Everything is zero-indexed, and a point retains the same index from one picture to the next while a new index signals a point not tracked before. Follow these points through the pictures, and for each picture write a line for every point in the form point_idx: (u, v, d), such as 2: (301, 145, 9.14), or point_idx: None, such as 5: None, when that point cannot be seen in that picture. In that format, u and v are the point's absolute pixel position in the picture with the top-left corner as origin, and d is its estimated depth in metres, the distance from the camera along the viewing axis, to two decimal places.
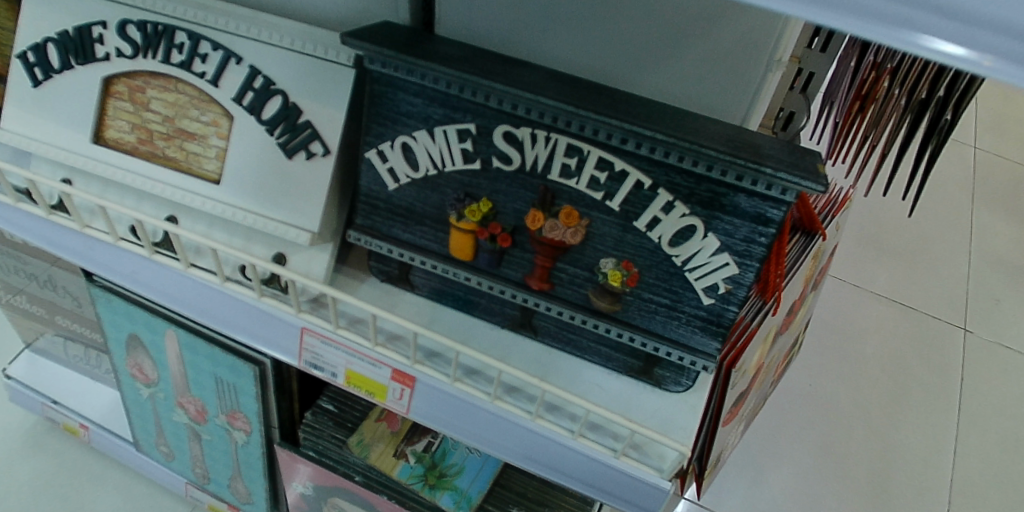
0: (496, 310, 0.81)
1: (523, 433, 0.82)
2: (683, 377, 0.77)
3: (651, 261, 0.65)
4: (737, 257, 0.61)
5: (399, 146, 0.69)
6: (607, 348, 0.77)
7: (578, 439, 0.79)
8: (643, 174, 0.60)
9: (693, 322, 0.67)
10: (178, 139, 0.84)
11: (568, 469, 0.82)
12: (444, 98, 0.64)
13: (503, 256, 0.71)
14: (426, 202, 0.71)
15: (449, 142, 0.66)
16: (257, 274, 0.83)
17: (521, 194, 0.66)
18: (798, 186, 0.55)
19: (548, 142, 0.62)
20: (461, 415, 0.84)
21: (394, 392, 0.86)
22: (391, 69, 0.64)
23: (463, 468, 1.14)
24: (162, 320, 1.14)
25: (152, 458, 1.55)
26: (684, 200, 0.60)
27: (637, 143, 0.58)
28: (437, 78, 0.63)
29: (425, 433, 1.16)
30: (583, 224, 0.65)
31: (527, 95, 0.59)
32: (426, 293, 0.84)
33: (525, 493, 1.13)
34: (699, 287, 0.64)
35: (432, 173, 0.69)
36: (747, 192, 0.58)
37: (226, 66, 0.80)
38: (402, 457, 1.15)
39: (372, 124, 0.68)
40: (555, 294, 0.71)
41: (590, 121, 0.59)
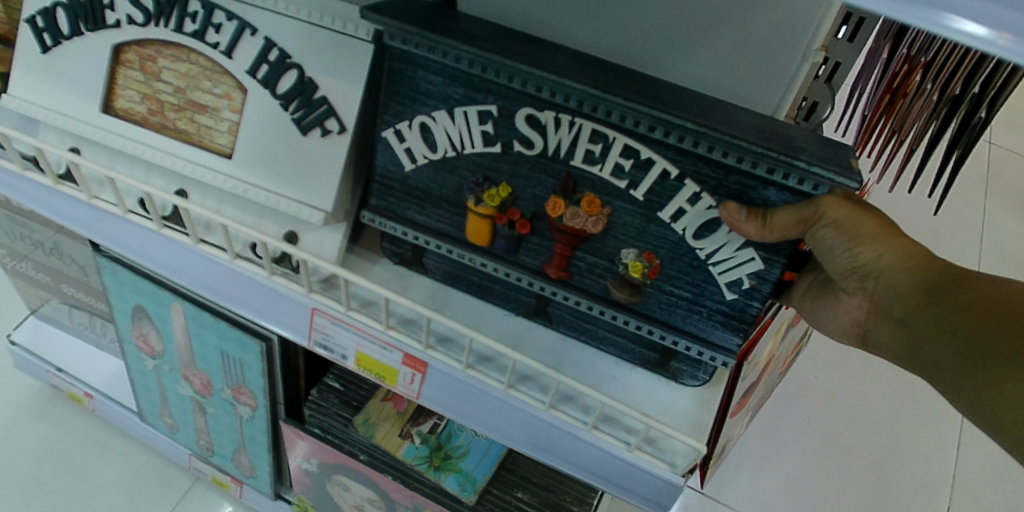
0: (510, 298, 0.78)
1: (533, 422, 0.80)
2: (700, 371, 0.75)
3: (674, 253, 0.62)
4: (764, 253, 0.59)
5: (417, 126, 0.66)
6: (622, 339, 0.75)
7: (591, 431, 0.77)
8: (670, 163, 0.57)
9: (715, 316, 0.65)
10: (190, 111, 0.82)
11: (577, 459, 0.81)
12: (467, 78, 0.61)
13: (522, 242, 0.69)
14: (444, 184, 0.68)
15: (469, 123, 0.63)
16: (267, 252, 0.81)
17: (542, 180, 0.64)
18: (831, 182, 0.52)
19: (572, 127, 0.59)
20: (472, 401, 0.82)
21: (405, 377, 0.84)
22: (412, 46, 0.61)
23: (468, 452, 1.13)
24: (169, 293, 1.13)
25: (156, 429, 1.54)
26: (712, 191, 0.57)
27: (665, 131, 0.55)
28: (459, 56, 0.60)
29: (431, 415, 1.14)
30: (605, 213, 0.62)
31: (553, 77, 0.56)
32: (440, 277, 0.82)
33: (531, 478, 1.12)
34: (722, 281, 0.62)
35: (450, 154, 0.66)
36: (778, 186, 0.55)
37: (240, 37, 0.77)
38: (407, 438, 1.13)
39: (389, 101, 0.65)
40: (573, 284, 0.69)
41: (618, 107, 0.56)
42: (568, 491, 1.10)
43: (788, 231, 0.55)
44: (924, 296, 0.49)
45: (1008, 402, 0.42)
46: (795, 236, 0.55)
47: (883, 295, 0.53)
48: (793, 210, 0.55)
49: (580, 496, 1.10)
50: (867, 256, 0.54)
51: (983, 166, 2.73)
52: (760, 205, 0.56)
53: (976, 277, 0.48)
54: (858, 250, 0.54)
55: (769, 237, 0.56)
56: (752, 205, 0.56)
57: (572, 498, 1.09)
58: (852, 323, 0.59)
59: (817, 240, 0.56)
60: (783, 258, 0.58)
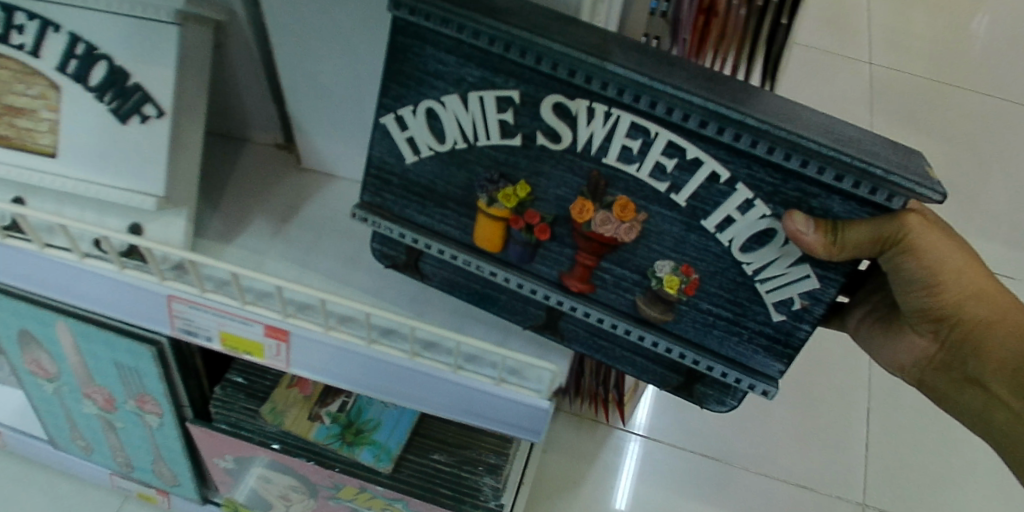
0: (517, 309, 0.67)
1: (405, 374, 0.73)
2: (727, 396, 0.64)
3: (716, 267, 0.56)
4: (820, 269, 0.53)
5: (422, 112, 0.58)
6: (642, 362, 0.65)
7: (459, 373, 0.71)
8: (720, 165, 0.52)
9: (756, 340, 0.59)
10: (6, 115, 0.69)
11: (455, 404, 0.74)
12: (484, 58, 0.54)
13: (538, 249, 0.61)
14: (451, 180, 0.61)
15: (485, 110, 0.56)
16: (112, 248, 0.71)
17: (567, 179, 0.57)
18: (910, 192, 0.47)
19: (608, 119, 0.53)
20: (340, 364, 0.75)
21: (270, 349, 0.76)
22: (421, 18, 0.54)
23: (379, 425, 1.00)
24: (48, 311, 0.99)
25: (73, 454, 1.38)
26: (767, 198, 0.52)
27: (719, 128, 0.50)
28: (477, 31, 0.53)
29: (338, 394, 1.00)
30: (639, 219, 0.56)
31: (592, 59, 0.51)
32: (438, 284, 0.69)
33: (445, 438, 1.03)
34: (770, 300, 0.56)
35: (461, 145, 0.58)
36: (844, 195, 0.50)
37: (45, 36, 0.66)
38: (317, 419, 0.99)
39: (391, 83, 0.58)
40: (594, 297, 0.62)
41: (664, 98, 0.50)
42: (483, 443, 1.03)
43: (862, 249, 0.50)
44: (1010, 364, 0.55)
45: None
46: (867, 253, 0.51)
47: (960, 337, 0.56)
48: (870, 232, 0.50)
49: (496, 447, 1.03)
50: (951, 296, 0.53)
51: (894, 71, 2.39)
52: (826, 217, 0.51)
53: None
54: (946, 291, 0.53)
55: (837, 256, 0.51)
56: (817, 216, 0.51)
57: (489, 450, 1.03)
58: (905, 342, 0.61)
59: (893, 265, 0.52)
60: (842, 276, 0.52)
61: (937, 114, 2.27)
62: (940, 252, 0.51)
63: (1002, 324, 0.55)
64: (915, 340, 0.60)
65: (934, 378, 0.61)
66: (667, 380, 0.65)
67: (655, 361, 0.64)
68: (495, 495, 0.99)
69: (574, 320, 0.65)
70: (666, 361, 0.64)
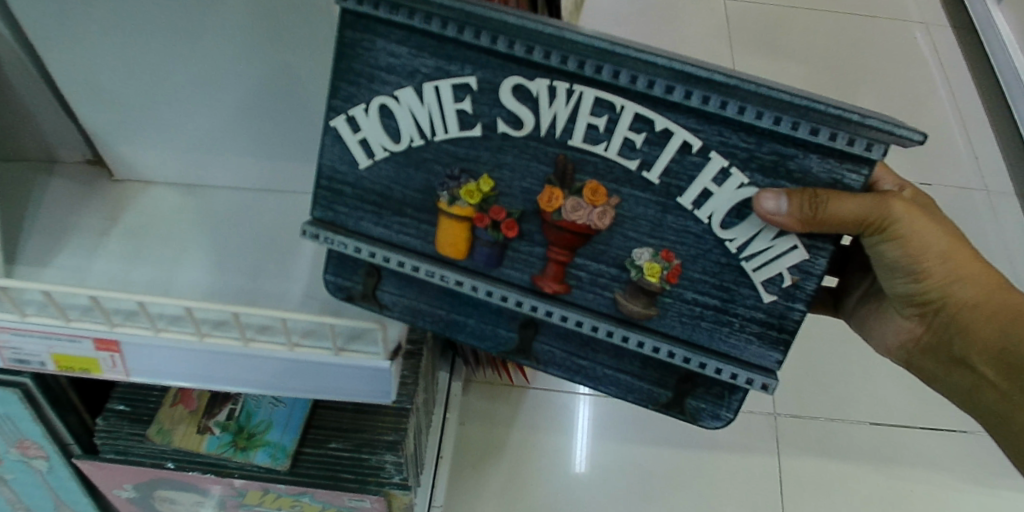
0: (485, 333, 0.63)
1: (242, 363, 0.68)
2: (722, 409, 0.61)
3: (697, 250, 0.54)
4: (807, 240, 0.51)
5: (376, 110, 0.54)
6: (626, 380, 0.62)
7: (297, 349, 0.66)
8: (691, 134, 0.49)
9: (748, 328, 0.56)
10: None
11: (300, 382, 0.69)
12: (438, 46, 0.51)
13: (506, 250, 0.57)
14: (409, 184, 0.57)
15: (441, 101, 0.52)
16: None
17: (532, 169, 0.54)
18: (890, 135, 0.45)
19: (570, 97, 0.50)
20: (171, 362, 0.69)
21: (106, 362, 0.70)
22: (370, 7, 0.50)
23: (274, 422, 0.86)
24: None
25: None
26: (743, 165, 0.49)
27: (686, 91, 0.48)
28: (429, 16, 0.50)
29: (225, 400, 0.86)
30: (612, 203, 0.53)
31: (549, 30, 0.47)
32: (400, 313, 0.64)
33: (341, 426, 0.86)
34: (758, 279, 0.53)
35: (418, 142, 0.54)
36: (821, 152, 0.48)
37: None
38: (207, 431, 0.85)
39: (338, 82, 0.54)
40: (571, 299, 0.58)
41: (627, 66, 0.48)
42: (379, 421, 0.85)
43: (841, 223, 0.48)
44: (998, 351, 0.55)
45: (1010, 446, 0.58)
46: (846, 229, 0.49)
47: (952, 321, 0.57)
48: (848, 205, 0.48)
49: (393, 424, 0.85)
50: (935, 279, 0.54)
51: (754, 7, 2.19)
52: (806, 179, 0.49)
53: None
54: (930, 274, 0.54)
55: (813, 229, 0.49)
56: (797, 179, 0.49)
57: (383, 428, 0.85)
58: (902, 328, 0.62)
59: (877, 249, 0.53)
60: (830, 243, 0.51)
61: (797, 36, 2.08)
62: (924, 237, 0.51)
63: (987, 307, 0.55)
64: (903, 325, 0.62)
65: (923, 361, 0.62)
66: (653, 396, 0.62)
67: (641, 377, 0.61)
68: (398, 472, 0.83)
69: (549, 338, 0.61)
70: (653, 375, 0.61)
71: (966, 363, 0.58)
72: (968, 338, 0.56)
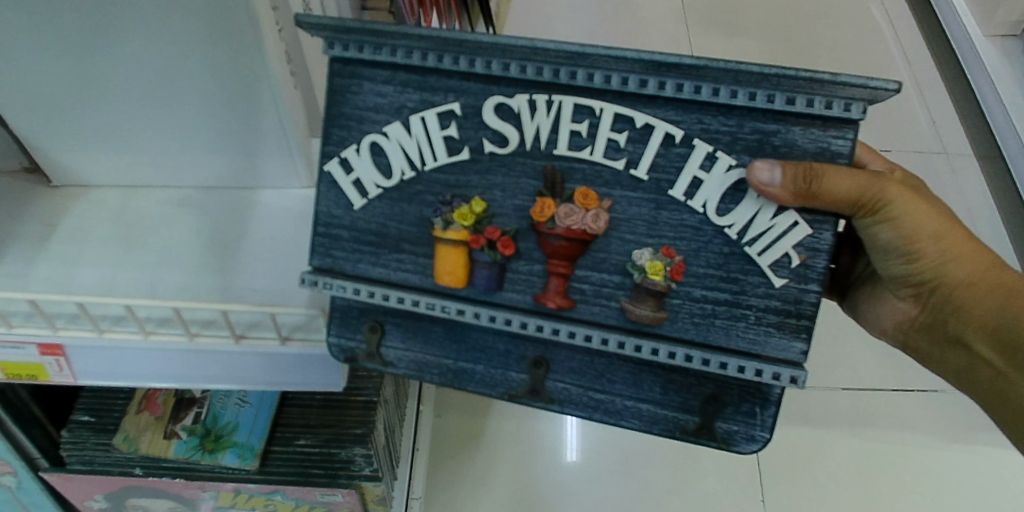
0: (495, 380, 0.61)
1: (188, 358, 0.68)
2: (755, 429, 0.58)
3: (697, 243, 0.54)
4: (808, 214, 0.52)
5: (367, 148, 0.56)
6: (648, 410, 0.59)
7: (242, 341, 0.65)
8: (672, 125, 0.52)
9: (765, 319, 0.54)
10: None
11: (248, 373, 0.69)
12: (422, 80, 0.55)
13: (506, 270, 0.56)
14: (403, 218, 0.57)
15: (428, 131, 0.55)
16: None
17: (523, 183, 0.55)
18: (865, 88, 0.49)
19: (550, 107, 0.53)
20: (116, 361, 0.68)
21: (52, 367, 0.69)
22: (356, 51, 0.55)
23: (241, 424, 0.84)
24: None
25: None
26: (728, 148, 0.52)
27: (660, 82, 0.51)
28: (410, 50, 0.54)
29: (190, 403, 0.84)
30: (605, 205, 0.54)
31: (524, 42, 0.51)
32: (405, 369, 0.62)
33: (309, 422, 0.85)
34: (765, 263, 0.53)
35: (409, 174, 0.56)
36: (803, 124, 0.51)
37: None
38: (174, 436, 0.83)
39: (331, 127, 0.57)
40: (577, 314, 0.56)
41: (599, 67, 0.52)
42: (346, 415, 0.84)
43: (834, 196, 0.50)
44: (992, 327, 0.56)
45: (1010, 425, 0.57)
46: (841, 205, 0.51)
47: (946, 298, 0.58)
48: (842, 183, 0.50)
49: (361, 417, 0.84)
50: (928, 255, 0.56)
51: None
52: (792, 150, 0.51)
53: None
54: (922, 250, 0.56)
55: (808, 201, 0.50)
56: (783, 152, 0.52)
57: (352, 422, 0.84)
58: (901, 310, 0.63)
59: (870, 230, 0.55)
60: (832, 216, 0.52)
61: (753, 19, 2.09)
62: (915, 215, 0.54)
63: (981, 284, 0.57)
64: (897, 305, 0.63)
65: (918, 341, 0.64)
66: (680, 425, 0.59)
67: (663, 404, 0.59)
68: (368, 465, 0.83)
69: (561, 375, 0.60)
70: (676, 400, 0.59)
71: (962, 342, 0.59)
72: (965, 314, 0.58)
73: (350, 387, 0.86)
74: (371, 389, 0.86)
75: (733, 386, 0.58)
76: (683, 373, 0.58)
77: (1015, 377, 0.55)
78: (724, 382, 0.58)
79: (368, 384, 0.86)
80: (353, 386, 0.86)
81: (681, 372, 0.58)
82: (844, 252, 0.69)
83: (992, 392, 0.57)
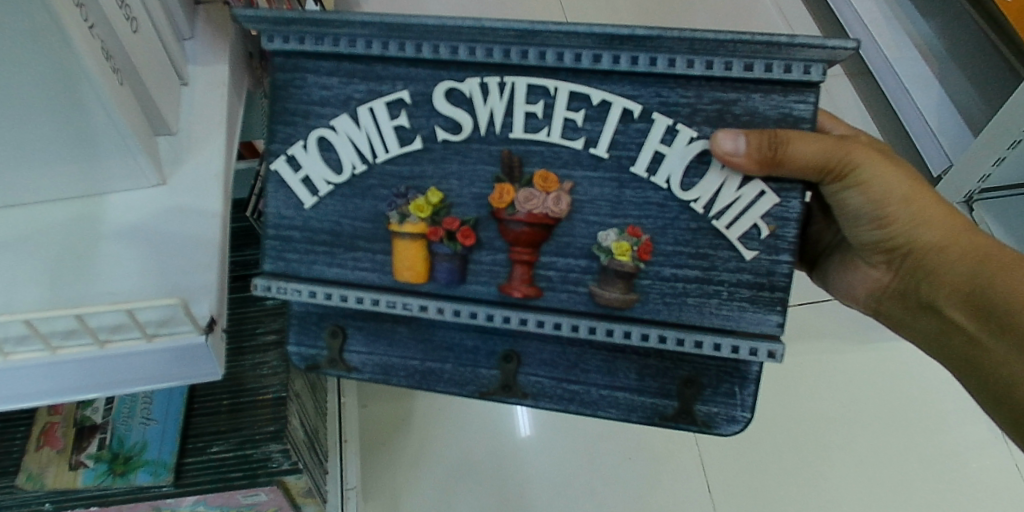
0: (465, 378, 0.59)
1: (46, 376, 0.51)
2: (737, 409, 0.57)
3: (664, 221, 0.52)
4: (774, 184, 0.51)
5: (314, 144, 0.54)
6: (625, 398, 0.57)
7: (109, 346, 0.51)
8: (630, 100, 0.50)
9: (738, 294, 0.53)
10: None
11: (123, 379, 0.53)
12: (367, 69, 0.53)
13: (467, 262, 0.54)
14: (358, 216, 0.55)
15: (378, 121, 0.53)
16: None
17: (479, 170, 0.53)
18: (824, 49, 0.47)
19: (503, 90, 0.51)
20: None
21: None
22: (297, 42, 0.53)
23: (150, 441, 0.67)
24: None
25: None
26: (689, 120, 0.50)
27: (614, 56, 0.50)
28: (354, 38, 0.52)
29: (94, 429, 0.67)
30: (565, 188, 0.52)
31: (469, 22, 0.49)
32: (371, 373, 0.59)
33: (217, 427, 0.69)
34: (734, 237, 0.52)
35: (360, 169, 0.54)
36: (763, 90, 0.50)
37: None
38: (80, 466, 0.66)
39: (276, 124, 0.54)
40: (543, 302, 0.54)
41: (551, 44, 0.50)
42: (256, 414, 0.69)
43: (799, 164, 0.49)
44: (965, 291, 0.54)
45: (981, 390, 0.55)
46: (807, 171, 0.50)
47: (918, 263, 0.56)
48: (807, 149, 0.48)
49: (272, 414, 0.69)
50: (898, 219, 0.54)
51: None
52: (754, 118, 0.50)
53: (1003, 288, 0.52)
54: (892, 214, 0.54)
55: (771, 171, 0.49)
56: (746, 120, 0.50)
57: (262, 420, 0.69)
58: (876, 278, 0.62)
59: (837, 196, 0.54)
60: (799, 182, 0.51)
61: None
62: (878, 178, 0.52)
63: (954, 248, 0.55)
64: (871, 272, 0.62)
65: (890, 307, 0.62)
66: (659, 411, 0.57)
67: (640, 390, 0.57)
68: (288, 458, 0.68)
69: (533, 367, 0.58)
70: (653, 386, 0.57)
71: (934, 306, 0.57)
72: (939, 277, 0.55)
73: (254, 385, 0.70)
74: (277, 384, 0.70)
75: (710, 367, 0.56)
76: (659, 357, 0.57)
77: (987, 341, 0.53)
78: (701, 364, 0.56)
79: (273, 380, 0.70)
80: (256, 385, 0.70)
81: (656, 357, 0.57)
82: (818, 219, 0.67)
83: (964, 357, 0.55)
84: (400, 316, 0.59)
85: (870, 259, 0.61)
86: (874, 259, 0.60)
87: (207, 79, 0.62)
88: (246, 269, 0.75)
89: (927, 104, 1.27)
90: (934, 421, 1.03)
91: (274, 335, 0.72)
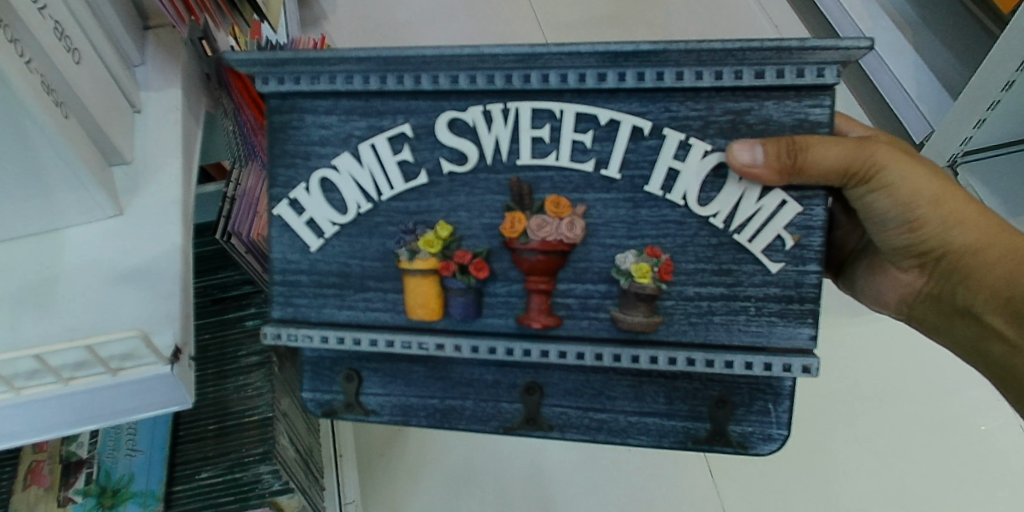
0: (487, 414, 0.57)
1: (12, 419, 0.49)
2: (772, 427, 0.54)
3: (683, 239, 0.50)
4: (795, 192, 0.49)
5: (317, 185, 0.52)
6: (655, 424, 0.55)
7: (74, 383, 0.49)
8: (639, 117, 0.49)
9: (766, 309, 0.51)
10: None
11: (92, 414, 0.51)
12: (367, 106, 0.51)
13: (482, 295, 0.52)
14: (365, 255, 0.53)
15: (380, 157, 0.51)
16: None
17: (488, 200, 0.51)
18: (837, 49, 0.45)
19: (507, 116, 0.49)
20: None
21: None
22: (291, 82, 0.51)
23: (138, 472, 0.65)
24: None
25: None
26: (702, 134, 0.48)
27: (620, 73, 0.48)
28: (350, 75, 0.50)
29: (79, 463, 0.65)
30: (578, 212, 0.50)
31: (467, 50, 0.48)
32: (390, 415, 0.58)
33: (206, 453, 0.66)
34: (758, 250, 0.50)
35: (366, 208, 0.52)
36: (776, 97, 0.48)
37: None
38: (69, 502, 0.64)
39: (277, 166, 0.53)
40: (561, 331, 0.52)
41: (553, 66, 0.48)
42: (240, 437, 0.66)
43: (818, 170, 0.47)
44: (1004, 296, 0.52)
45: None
46: (828, 177, 0.48)
47: (952, 267, 0.54)
48: (826, 154, 0.47)
49: (260, 435, 0.66)
50: (927, 223, 0.53)
51: None
52: (769, 127, 0.48)
53: None
54: (921, 218, 0.52)
55: (789, 181, 0.47)
56: (761, 130, 0.48)
57: (250, 441, 0.66)
58: (908, 284, 0.60)
59: (862, 203, 0.52)
60: (822, 189, 0.49)
61: None
62: (903, 183, 0.51)
63: (989, 251, 0.53)
64: (901, 277, 0.60)
65: (924, 312, 0.60)
66: (691, 434, 0.55)
67: (671, 414, 0.55)
68: (278, 479, 0.65)
69: (556, 398, 0.56)
70: (683, 409, 0.55)
71: (971, 311, 0.55)
72: (974, 281, 0.54)
73: (239, 407, 0.67)
74: (264, 404, 0.67)
75: (741, 385, 0.54)
76: (687, 379, 0.54)
77: None
78: (732, 383, 0.54)
79: (259, 401, 0.67)
80: (241, 407, 0.67)
81: (685, 379, 0.55)
82: (845, 225, 0.65)
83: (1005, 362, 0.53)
84: (415, 356, 0.57)
85: (901, 265, 0.59)
86: (905, 264, 0.58)
87: (160, 106, 0.61)
88: (224, 291, 0.72)
89: (905, 73, 1.25)
90: (944, 393, 1.00)
91: (256, 356, 0.69)
